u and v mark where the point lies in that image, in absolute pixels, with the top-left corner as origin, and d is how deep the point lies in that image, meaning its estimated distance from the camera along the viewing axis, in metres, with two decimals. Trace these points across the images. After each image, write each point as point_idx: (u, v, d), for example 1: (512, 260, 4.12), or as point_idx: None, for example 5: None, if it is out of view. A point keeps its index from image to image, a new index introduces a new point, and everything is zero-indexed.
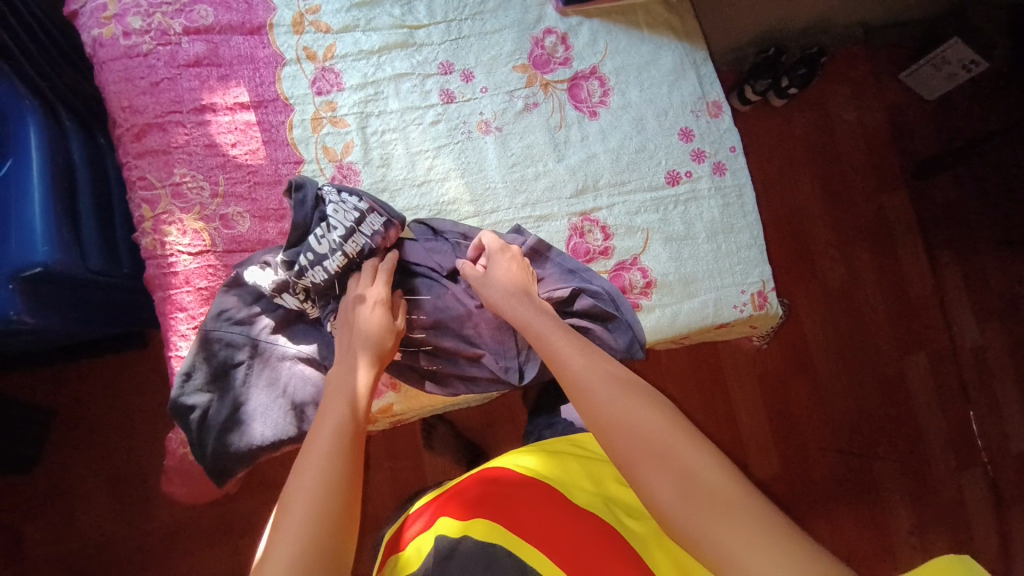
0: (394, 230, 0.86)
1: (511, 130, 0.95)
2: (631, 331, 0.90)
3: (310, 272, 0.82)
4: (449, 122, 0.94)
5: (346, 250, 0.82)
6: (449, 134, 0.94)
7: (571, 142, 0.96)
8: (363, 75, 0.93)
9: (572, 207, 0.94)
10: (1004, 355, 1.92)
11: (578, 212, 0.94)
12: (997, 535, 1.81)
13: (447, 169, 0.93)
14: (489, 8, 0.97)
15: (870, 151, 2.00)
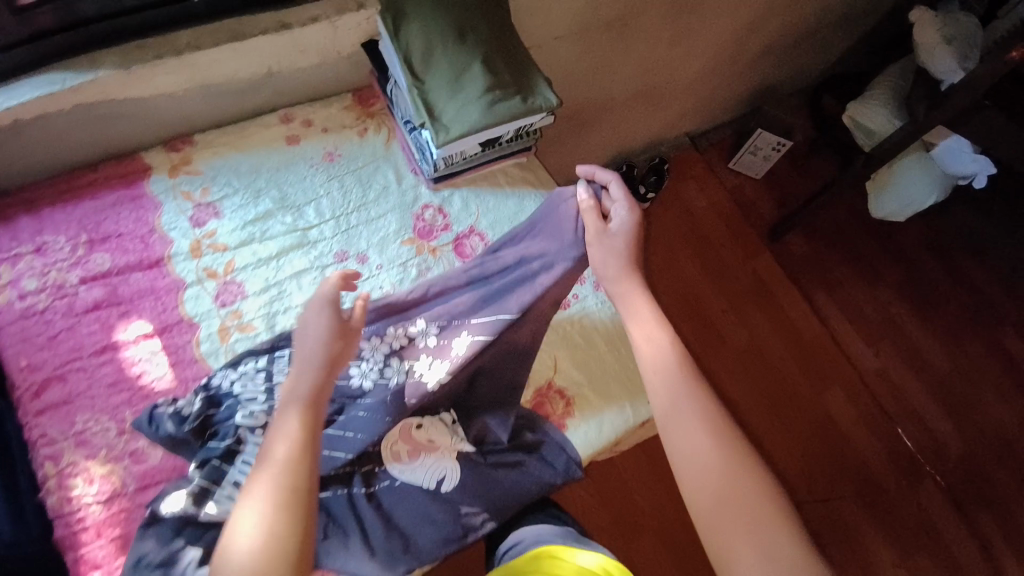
0: None
1: None
2: (564, 453, 0.98)
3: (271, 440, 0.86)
4: (353, 303, 1.02)
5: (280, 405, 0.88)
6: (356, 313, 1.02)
7: None
8: (265, 280, 1.01)
9: None
10: (901, 368, 2.17)
11: None
12: (968, 537, 1.93)
13: None
14: (371, 199, 1.10)
15: (729, 225, 2.34)
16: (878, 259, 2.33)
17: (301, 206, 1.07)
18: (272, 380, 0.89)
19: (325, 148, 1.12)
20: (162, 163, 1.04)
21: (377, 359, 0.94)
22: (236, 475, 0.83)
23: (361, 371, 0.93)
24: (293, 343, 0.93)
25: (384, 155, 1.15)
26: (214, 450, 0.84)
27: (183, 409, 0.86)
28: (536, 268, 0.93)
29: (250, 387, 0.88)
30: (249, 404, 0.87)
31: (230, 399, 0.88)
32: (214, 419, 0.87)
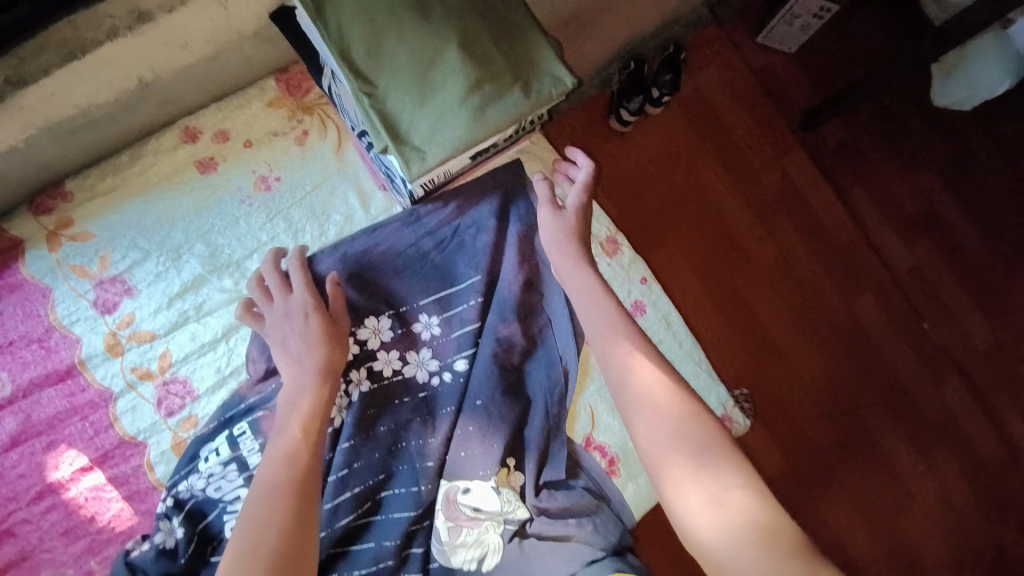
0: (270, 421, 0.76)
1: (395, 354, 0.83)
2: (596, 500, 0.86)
3: None
4: None
5: None
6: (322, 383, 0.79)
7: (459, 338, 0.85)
8: (216, 371, 0.79)
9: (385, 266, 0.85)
10: (939, 265, 2.01)
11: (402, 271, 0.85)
12: (991, 428, 1.94)
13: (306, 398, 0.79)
14: (331, 236, 0.84)
15: (758, 117, 1.98)
16: (922, 138, 2.05)
17: (240, 261, 0.81)
18: (248, 468, 0.75)
19: (257, 171, 0.83)
20: (36, 233, 0.78)
21: (338, 380, 0.80)
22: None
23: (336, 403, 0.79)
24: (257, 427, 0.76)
25: (337, 169, 0.85)
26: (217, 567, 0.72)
27: (166, 543, 0.72)
28: (470, 235, 0.88)
29: (227, 485, 0.75)
30: (236, 504, 0.74)
31: (217, 505, 0.74)
32: (210, 532, 0.74)
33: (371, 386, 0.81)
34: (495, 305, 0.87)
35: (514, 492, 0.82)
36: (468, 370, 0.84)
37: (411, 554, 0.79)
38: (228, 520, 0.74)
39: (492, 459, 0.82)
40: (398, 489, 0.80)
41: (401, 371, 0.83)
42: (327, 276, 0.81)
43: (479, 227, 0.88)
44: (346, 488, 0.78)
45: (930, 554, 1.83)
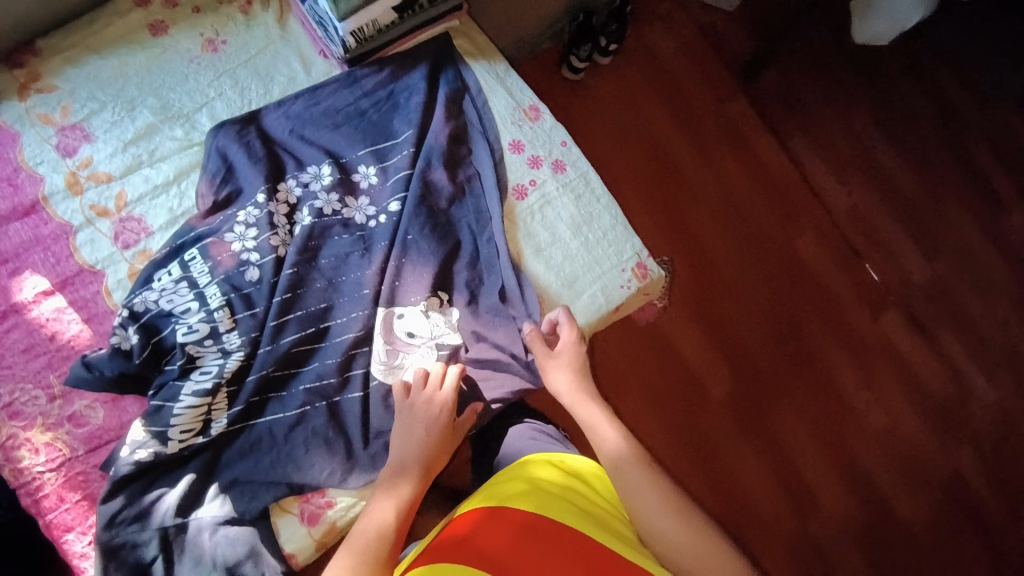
0: (215, 245, 0.84)
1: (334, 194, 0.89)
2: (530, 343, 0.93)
3: (225, 334, 0.83)
4: (260, 208, 0.86)
5: (220, 312, 0.82)
6: (268, 217, 0.86)
7: (391, 183, 0.93)
8: (169, 211, 0.86)
9: (325, 115, 0.92)
10: (872, 202, 2.21)
11: (341, 123, 0.93)
12: (927, 352, 2.12)
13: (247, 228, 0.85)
14: (275, 95, 0.92)
15: (702, 70, 2.18)
16: (855, 88, 2.25)
17: (190, 113, 0.89)
18: (197, 286, 0.83)
19: (204, 35, 0.91)
20: (6, 85, 0.85)
21: (280, 215, 0.87)
22: (192, 386, 0.81)
23: (280, 235, 0.87)
24: (203, 249, 0.84)
25: (280, 36, 0.94)
26: (169, 372, 0.81)
27: (121, 345, 0.80)
28: (405, 98, 0.96)
29: (178, 300, 0.82)
30: (186, 316, 0.82)
31: (168, 320, 0.82)
32: (162, 345, 0.82)
33: (311, 221, 0.88)
34: (427, 155, 0.94)
35: (441, 318, 0.90)
36: (403, 212, 0.92)
37: (351, 374, 0.86)
38: (178, 330, 0.81)
39: (422, 288, 0.90)
40: (341, 316, 0.87)
41: (340, 212, 0.90)
42: (271, 129, 0.90)
43: (413, 90, 0.96)
44: (290, 309, 0.85)
45: (868, 464, 2.00)
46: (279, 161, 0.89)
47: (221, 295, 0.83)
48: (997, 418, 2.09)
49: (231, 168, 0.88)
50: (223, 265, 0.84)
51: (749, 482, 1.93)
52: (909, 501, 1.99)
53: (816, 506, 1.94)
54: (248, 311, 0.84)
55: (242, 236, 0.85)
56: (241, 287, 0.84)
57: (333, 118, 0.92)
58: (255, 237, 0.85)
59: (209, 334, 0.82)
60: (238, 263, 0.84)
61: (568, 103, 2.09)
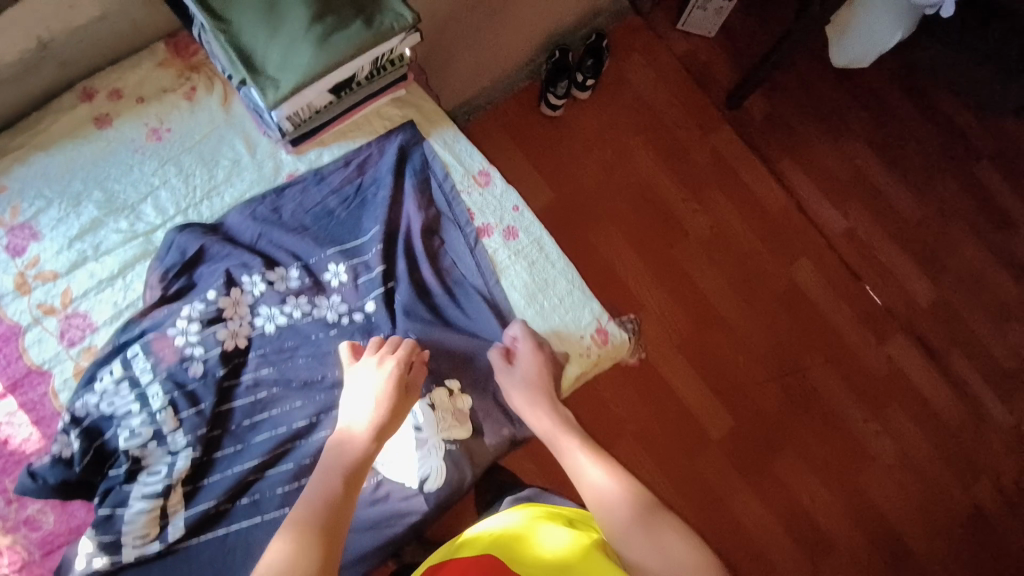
0: (157, 341, 0.82)
1: (289, 283, 0.89)
2: (500, 425, 0.93)
3: (170, 434, 0.80)
4: (205, 302, 0.85)
5: (164, 412, 0.80)
6: (208, 309, 0.84)
7: (349, 270, 0.91)
8: (113, 305, 0.86)
9: (282, 208, 0.92)
10: (869, 225, 2.16)
11: (307, 221, 0.93)
12: (937, 377, 2.06)
13: (192, 322, 0.83)
14: (220, 179, 0.92)
15: (684, 100, 2.17)
16: (845, 110, 2.22)
17: (135, 205, 0.89)
18: (138, 385, 0.80)
19: (148, 124, 0.92)
20: None
21: (244, 315, 0.86)
22: (143, 489, 0.79)
23: (228, 327, 0.85)
24: (144, 347, 0.82)
25: (225, 120, 0.94)
26: (114, 477, 0.79)
27: (63, 453, 0.78)
28: (373, 192, 0.96)
29: (119, 402, 0.80)
30: (128, 419, 0.80)
31: (111, 422, 0.80)
32: (106, 448, 0.80)
33: (278, 326, 0.88)
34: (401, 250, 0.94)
35: (448, 414, 0.89)
36: (377, 311, 0.90)
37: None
38: (120, 434, 0.79)
39: None
40: (303, 417, 0.85)
41: (302, 310, 0.89)
42: (236, 231, 0.90)
43: (381, 184, 0.96)
44: (257, 411, 0.85)
45: (882, 502, 1.93)
46: (238, 263, 0.87)
47: (164, 394, 0.80)
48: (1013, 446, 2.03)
49: (189, 264, 0.87)
50: (165, 362, 0.82)
51: (748, 520, 1.86)
52: (929, 538, 1.92)
53: (823, 544, 1.87)
54: (196, 409, 0.81)
55: (185, 330, 0.83)
56: (184, 383, 0.82)
57: (298, 214, 0.93)
58: (201, 330, 0.83)
59: (152, 436, 0.80)
60: (180, 358, 0.82)
61: (548, 141, 2.08)
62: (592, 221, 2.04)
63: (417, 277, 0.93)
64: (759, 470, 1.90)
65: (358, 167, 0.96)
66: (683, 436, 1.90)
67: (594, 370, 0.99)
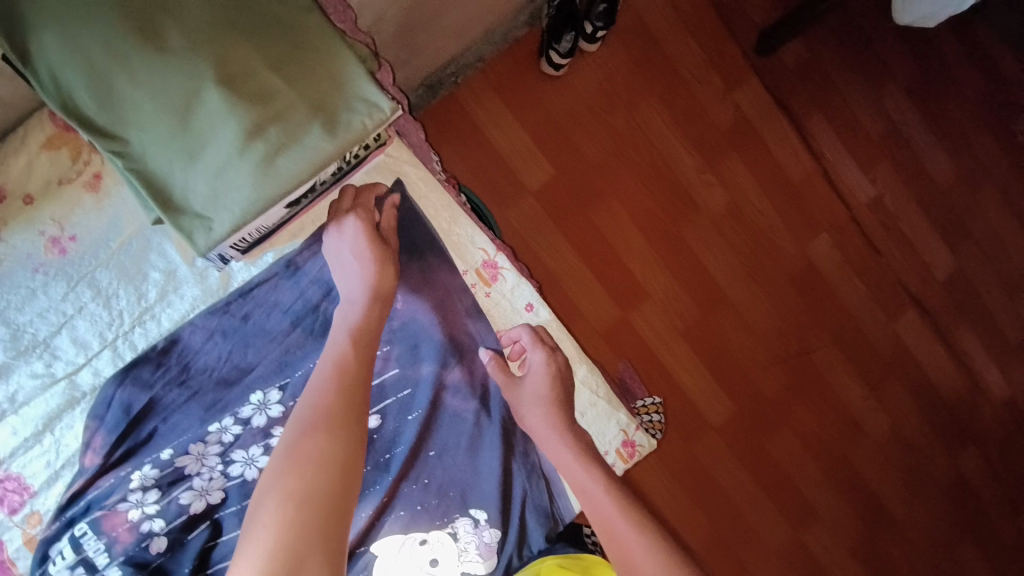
0: (114, 515, 0.69)
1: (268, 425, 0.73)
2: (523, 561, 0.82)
3: None
4: (161, 465, 0.71)
5: None
6: (166, 472, 0.71)
7: None
8: (48, 466, 0.71)
9: (246, 331, 0.73)
10: (898, 193, 1.99)
11: (282, 342, 0.74)
12: (942, 352, 2.03)
13: (150, 491, 0.70)
14: (151, 298, 0.72)
15: (708, 48, 1.85)
16: (890, 56, 1.95)
17: (48, 341, 0.70)
18: (96, 569, 0.68)
19: (45, 232, 0.70)
20: None
21: (212, 467, 0.71)
22: None
23: (194, 486, 0.71)
24: (97, 525, 0.69)
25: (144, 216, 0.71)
26: None
27: None
28: None
29: None
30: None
31: None
32: None
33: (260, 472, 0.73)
34: (404, 342, 0.78)
35: (471, 542, 0.78)
36: (380, 427, 0.77)
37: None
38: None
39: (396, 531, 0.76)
40: None
41: None
42: (195, 361, 0.72)
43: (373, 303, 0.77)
44: None
45: (872, 477, 1.98)
46: (200, 407, 0.72)
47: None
48: (999, 414, 2.09)
49: (136, 417, 0.71)
50: (122, 542, 0.69)
51: (748, 505, 1.88)
52: (907, 499, 2.01)
53: (811, 515, 1.92)
54: None
55: (141, 501, 0.70)
56: (150, 561, 0.70)
57: (269, 338, 0.74)
58: (164, 496, 0.70)
59: None
60: (139, 536, 0.69)
61: (547, 105, 1.77)
62: (598, 199, 1.79)
63: (421, 379, 0.78)
64: (759, 456, 1.89)
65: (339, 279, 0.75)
66: (686, 424, 1.85)
67: None
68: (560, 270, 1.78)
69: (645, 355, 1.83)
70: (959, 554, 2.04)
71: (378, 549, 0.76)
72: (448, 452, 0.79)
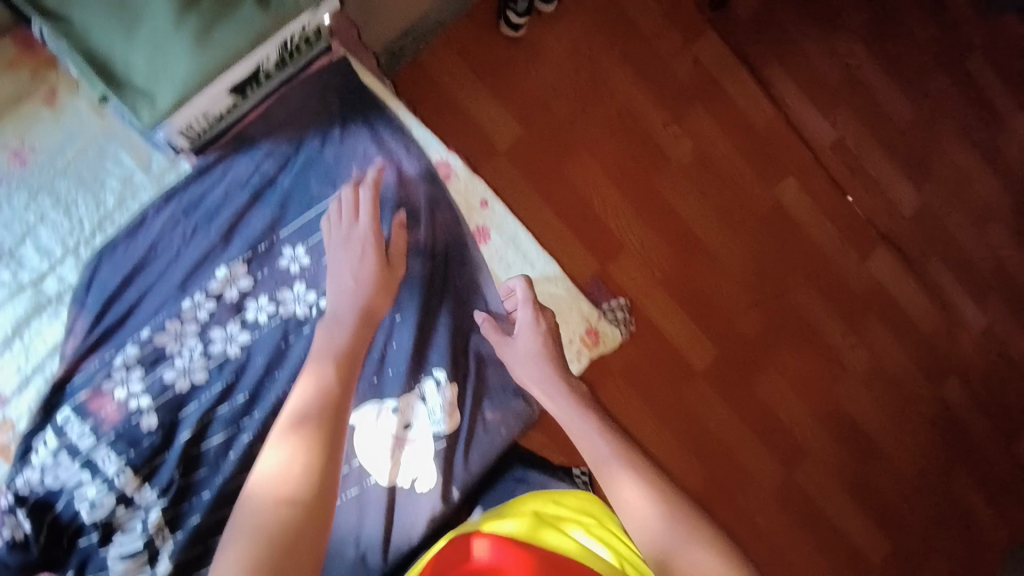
0: (98, 398, 0.72)
1: (244, 301, 0.78)
2: (498, 437, 0.87)
3: (138, 496, 0.74)
4: (138, 348, 0.74)
5: (128, 469, 0.73)
6: (144, 354, 0.74)
7: (310, 272, 0.81)
8: (19, 372, 0.73)
9: (213, 220, 0.78)
10: (859, 136, 2.02)
11: (247, 224, 0.79)
12: (919, 288, 2.01)
13: (128, 375, 0.73)
14: (111, 207, 0.75)
15: (663, 8, 1.91)
16: (839, 5, 2.01)
17: (13, 250, 0.73)
18: (81, 452, 0.71)
19: (8, 146, 0.72)
20: None
21: (191, 346, 0.76)
22: (120, 550, 0.73)
23: (176, 365, 0.75)
24: (77, 409, 0.72)
25: (103, 130, 0.75)
26: (88, 546, 0.73)
27: (14, 536, 0.70)
28: (322, 183, 0.81)
29: (64, 473, 0.71)
30: (82, 490, 0.71)
31: (64, 489, 0.71)
32: (61, 521, 0.72)
33: (240, 346, 0.78)
34: None
35: (440, 410, 0.84)
36: None
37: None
38: (79, 506, 0.72)
39: (371, 405, 0.82)
40: None
41: (259, 326, 0.79)
42: (161, 244, 0.76)
43: (335, 170, 0.82)
44: (233, 442, 0.78)
45: (864, 418, 1.93)
46: (174, 289, 0.76)
47: (117, 453, 0.72)
48: (985, 345, 2.03)
49: (109, 302, 0.74)
50: (109, 421, 0.72)
51: (740, 448, 1.86)
52: (901, 438, 1.95)
53: (802, 454, 1.88)
54: (161, 461, 0.75)
55: (125, 380, 0.73)
56: (139, 438, 0.73)
57: (233, 224, 0.78)
58: (147, 376, 0.74)
59: (117, 501, 0.73)
60: (127, 414, 0.73)
61: (511, 67, 1.79)
62: (568, 152, 1.82)
63: (381, 241, 0.82)
64: (745, 399, 1.87)
65: (300, 149, 0.81)
66: (670, 371, 1.83)
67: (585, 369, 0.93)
68: (533, 224, 1.79)
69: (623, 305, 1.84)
70: (963, 493, 1.96)
71: (355, 420, 0.81)
72: (415, 337, 0.83)
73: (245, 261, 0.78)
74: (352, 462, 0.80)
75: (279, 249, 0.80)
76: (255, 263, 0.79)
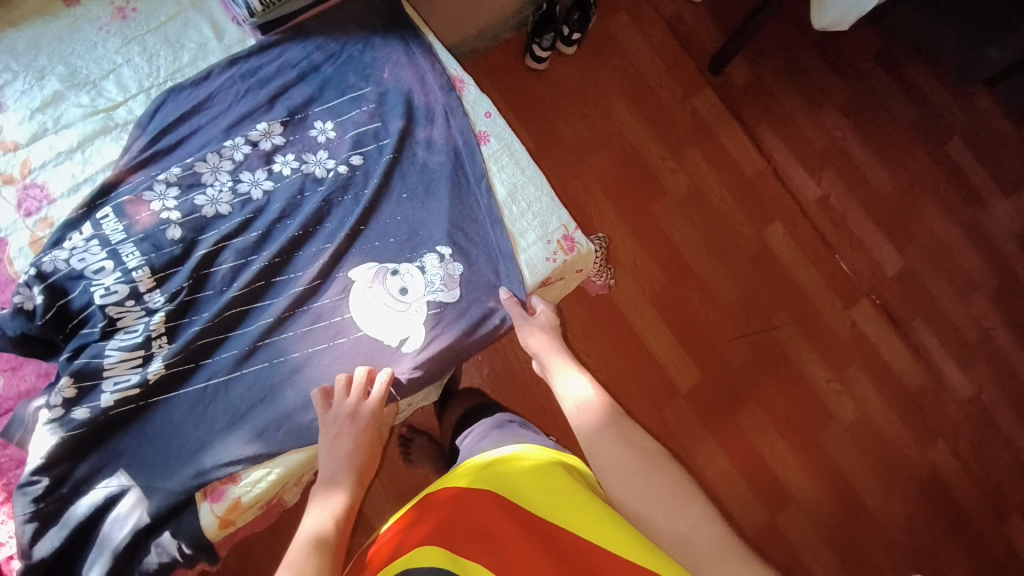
0: (135, 204, 0.83)
1: (274, 154, 0.91)
2: (479, 318, 0.92)
3: (148, 294, 0.82)
4: (179, 172, 0.86)
5: (147, 269, 0.82)
6: (183, 177, 0.86)
7: (334, 143, 0.94)
8: (71, 177, 0.85)
9: (265, 87, 0.93)
10: (844, 198, 1.97)
11: (289, 96, 0.94)
12: (909, 350, 1.88)
13: (165, 192, 0.85)
14: (185, 61, 0.92)
15: (668, 62, 1.98)
16: (825, 79, 2.04)
17: (96, 81, 0.88)
18: (110, 244, 0.82)
19: (114, 3, 0.91)
20: None
21: (223, 180, 0.88)
22: (119, 343, 0.80)
23: (207, 193, 0.87)
24: (115, 209, 0.83)
25: (192, 3, 0.94)
26: (89, 335, 0.80)
27: (24, 305, 0.78)
28: (361, 79, 0.97)
29: (90, 258, 0.81)
30: (101, 277, 0.80)
31: (86, 274, 0.80)
32: (70, 308, 0.80)
33: (264, 191, 0.89)
34: (391, 105, 0.97)
35: (436, 279, 0.92)
36: (363, 166, 0.94)
37: (304, 330, 0.87)
38: (94, 291, 0.80)
39: (366, 263, 0.90)
40: (293, 273, 0.89)
41: (282, 177, 0.90)
42: (218, 96, 0.91)
43: (374, 72, 0.98)
44: (239, 272, 0.87)
45: (854, 476, 1.77)
46: (220, 132, 0.89)
47: (140, 253, 0.82)
48: (975, 414, 1.87)
49: (165, 130, 0.88)
50: (141, 224, 0.83)
51: (718, 486, 1.69)
52: (890, 501, 1.77)
53: (784, 495, 1.72)
54: (174, 273, 0.84)
55: (162, 195, 0.85)
56: (162, 245, 0.83)
57: (280, 94, 0.94)
58: (181, 195, 0.86)
59: (129, 295, 0.82)
60: (157, 222, 0.84)
61: (530, 94, 1.90)
62: (574, 168, 1.87)
63: (397, 133, 0.96)
64: (722, 429, 1.74)
65: (347, 50, 0.98)
66: (650, 382, 1.75)
67: (560, 275, 1.01)
68: None
69: (603, 317, 1.76)
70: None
71: (354, 276, 0.90)
72: (414, 214, 0.94)
73: (283, 124, 0.92)
74: (340, 318, 0.88)
75: (313, 121, 0.94)
76: (291, 127, 0.93)
